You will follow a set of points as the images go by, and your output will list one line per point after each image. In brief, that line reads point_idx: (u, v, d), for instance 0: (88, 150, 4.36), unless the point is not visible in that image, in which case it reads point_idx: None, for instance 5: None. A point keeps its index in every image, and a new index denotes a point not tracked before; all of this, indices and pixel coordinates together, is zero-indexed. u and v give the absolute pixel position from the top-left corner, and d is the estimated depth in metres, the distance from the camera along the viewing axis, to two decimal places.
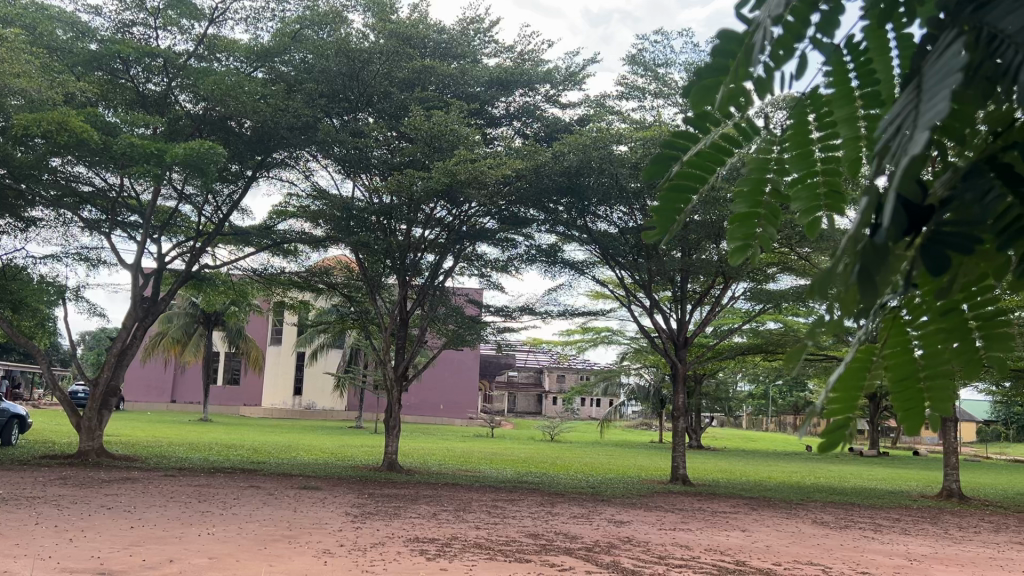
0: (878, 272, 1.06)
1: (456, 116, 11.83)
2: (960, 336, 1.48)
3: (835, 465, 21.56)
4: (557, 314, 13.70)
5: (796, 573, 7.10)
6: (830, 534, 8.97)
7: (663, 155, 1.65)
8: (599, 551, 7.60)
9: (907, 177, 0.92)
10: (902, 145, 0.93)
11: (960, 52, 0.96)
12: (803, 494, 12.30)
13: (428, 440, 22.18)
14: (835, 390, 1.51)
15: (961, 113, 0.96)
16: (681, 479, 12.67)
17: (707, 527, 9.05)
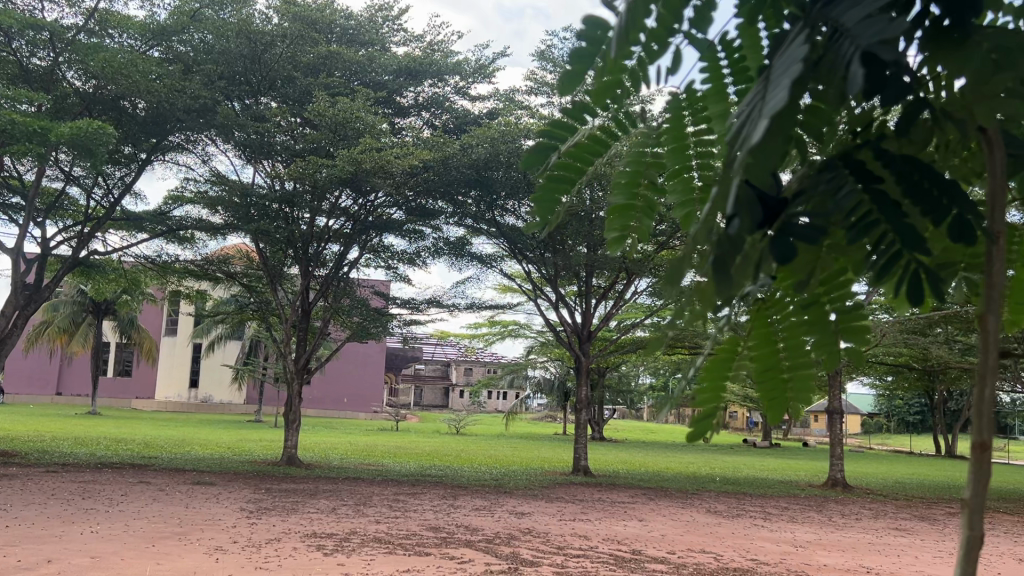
0: (734, 263, 1.09)
1: (361, 104, 11.74)
2: (820, 329, 1.53)
3: (730, 456, 22.35)
4: (464, 307, 13.66)
5: (688, 561, 7.31)
6: (722, 522, 9.28)
7: (543, 144, 1.68)
8: (499, 542, 7.63)
9: (754, 169, 0.95)
10: (743, 135, 0.95)
11: (809, 43, 0.99)
12: (698, 484, 12.68)
13: (330, 434, 21.86)
14: (705, 380, 1.57)
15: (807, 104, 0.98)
16: (582, 471, 12.87)
17: (606, 517, 9.21)
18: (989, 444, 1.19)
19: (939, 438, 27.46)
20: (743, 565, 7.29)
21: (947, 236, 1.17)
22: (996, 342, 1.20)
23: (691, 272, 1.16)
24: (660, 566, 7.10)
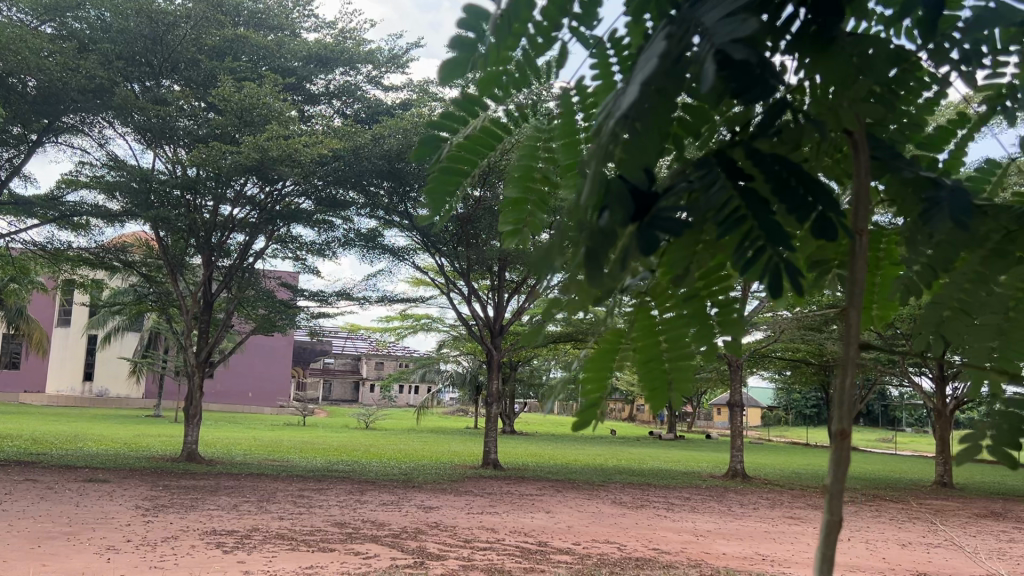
0: (604, 253, 1.11)
1: (269, 88, 11.53)
2: (701, 324, 1.55)
3: (637, 448, 22.85)
4: (375, 300, 13.52)
5: (592, 552, 7.42)
6: (626, 513, 9.48)
7: (434, 136, 1.58)
8: (405, 537, 7.58)
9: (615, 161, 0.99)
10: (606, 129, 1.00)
11: (666, 36, 1.03)
12: (605, 476, 12.91)
13: (234, 429, 21.29)
14: (589, 371, 1.64)
15: (667, 99, 1.02)
16: (492, 464, 12.92)
17: (513, 509, 9.28)
18: (847, 433, 1.25)
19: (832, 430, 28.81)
20: (646, 554, 7.47)
21: (811, 234, 1.20)
22: (855, 335, 1.26)
23: (562, 262, 1.18)
24: (566, 557, 7.19)
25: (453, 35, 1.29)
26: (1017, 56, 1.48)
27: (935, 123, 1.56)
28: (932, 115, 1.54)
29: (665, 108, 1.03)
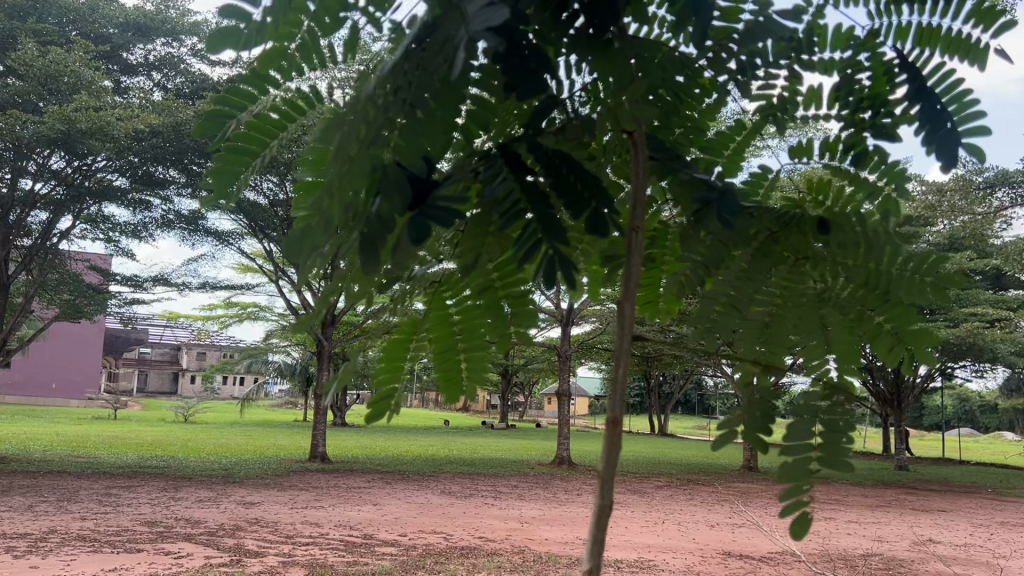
0: (380, 243, 1.06)
1: (78, 56, 10.72)
2: (495, 317, 1.55)
3: (468, 438, 23.13)
4: (197, 287, 12.86)
5: (418, 543, 7.42)
6: (454, 503, 9.54)
7: (218, 111, 1.48)
8: (222, 534, 7.26)
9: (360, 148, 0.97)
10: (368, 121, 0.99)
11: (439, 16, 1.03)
12: (435, 466, 12.96)
13: (33, 424, 19.59)
14: (382, 359, 1.60)
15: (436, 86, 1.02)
16: (319, 457, 12.65)
17: (340, 502, 9.12)
18: (619, 420, 1.32)
19: (654, 418, 30.35)
20: (471, 542, 7.55)
21: (585, 228, 1.23)
22: (629, 328, 1.34)
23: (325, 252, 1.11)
24: (391, 549, 7.14)
25: (220, 10, 1.20)
26: (789, 70, 1.58)
27: (716, 129, 1.65)
28: (713, 122, 1.63)
29: (443, 101, 1.05)
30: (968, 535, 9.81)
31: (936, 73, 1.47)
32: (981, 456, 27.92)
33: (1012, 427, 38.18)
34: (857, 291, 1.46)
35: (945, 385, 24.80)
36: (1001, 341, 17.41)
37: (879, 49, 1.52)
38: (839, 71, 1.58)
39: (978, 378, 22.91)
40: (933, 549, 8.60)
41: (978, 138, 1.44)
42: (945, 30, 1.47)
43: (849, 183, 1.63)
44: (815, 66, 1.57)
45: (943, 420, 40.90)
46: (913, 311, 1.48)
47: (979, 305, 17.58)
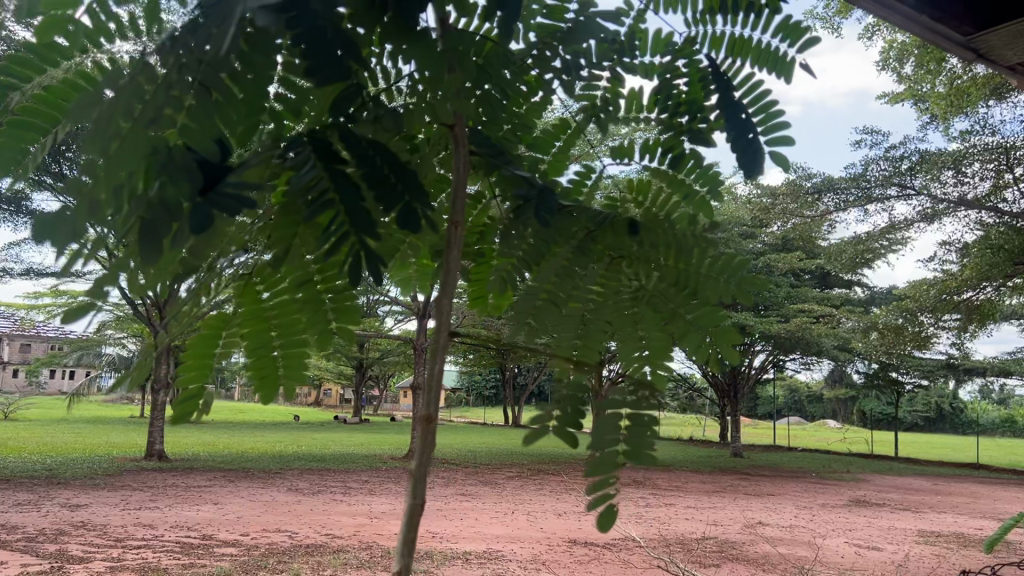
0: (161, 233, 0.97)
1: None
2: (314, 311, 1.49)
3: (318, 433, 22.62)
4: (20, 273, 11.89)
5: (261, 542, 7.18)
6: (301, 500, 9.29)
7: None
8: (42, 539, 6.75)
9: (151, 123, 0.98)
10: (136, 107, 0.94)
11: None
12: (282, 462, 12.59)
13: None
14: (186, 356, 1.50)
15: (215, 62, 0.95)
16: (157, 455, 12.01)
17: (177, 502, 8.69)
18: (434, 417, 1.29)
19: (508, 410, 30.77)
20: (316, 540, 7.37)
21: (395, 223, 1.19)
22: (446, 324, 1.32)
23: (100, 233, 1.03)
24: (231, 549, 6.87)
25: None
26: (611, 71, 1.63)
27: (543, 126, 1.67)
28: (539, 121, 1.64)
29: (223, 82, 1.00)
30: (793, 516, 10.53)
31: (745, 83, 1.56)
32: (808, 443, 30.15)
33: (836, 416, 41.39)
34: (668, 289, 1.52)
35: (777, 376, 26.52)
36: (826, 336, 18.81)
37: (696, 57, 1.59)
38: (660, 75, 1.63)
39: (806, 370, 24.65)
40: (761, 531, 9.18)
41: (781, 148, 1.53)
42: (756, 42, 1.54)
43: (667, 183, 1.71)
44: (637, 70, 1.63)
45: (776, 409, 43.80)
46: (721, 308, 1.55)
47: (807, 303, 18.95)
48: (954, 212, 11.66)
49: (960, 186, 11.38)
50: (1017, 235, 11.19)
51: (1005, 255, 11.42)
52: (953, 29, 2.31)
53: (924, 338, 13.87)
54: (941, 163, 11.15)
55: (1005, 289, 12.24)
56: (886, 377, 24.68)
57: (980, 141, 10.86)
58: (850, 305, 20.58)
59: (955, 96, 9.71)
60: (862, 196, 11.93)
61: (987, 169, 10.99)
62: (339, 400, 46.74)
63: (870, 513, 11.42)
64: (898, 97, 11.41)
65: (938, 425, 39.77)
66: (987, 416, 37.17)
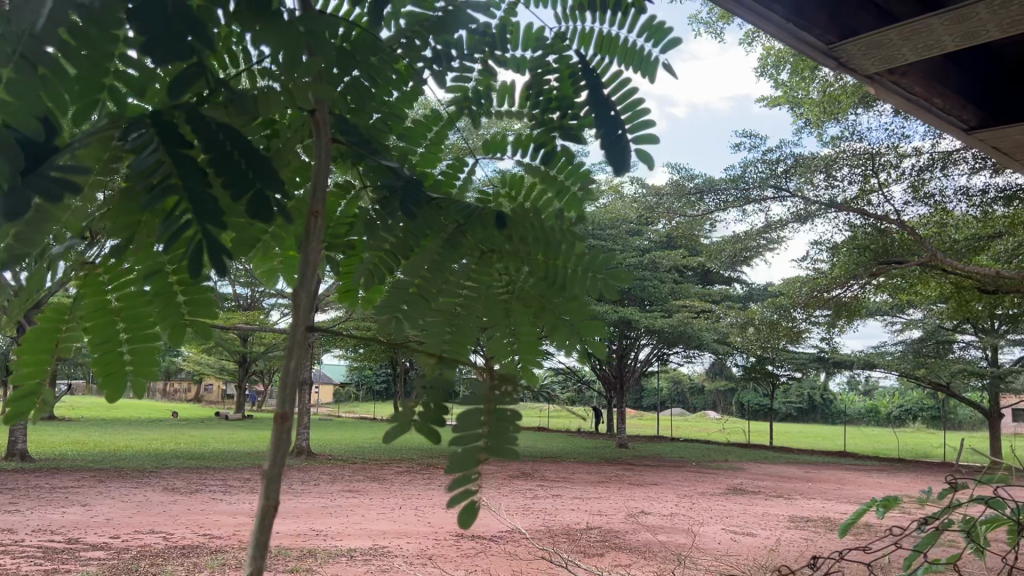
0: None
1: None
2: (164, 301, 1.42)
3: (197, 430, 21.72)
4: None
5: (132, 545, 6.84)
6: (177, 500, 8.92)
7: None
8: None
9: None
10: None
11: None
12: (158, 461, 12.04)
13: None
14: (23, 352, 1.44)
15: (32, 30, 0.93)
16: (18, 455, 11.27)
17: (40, 505, 8.17)
18: (290, 416, 1.23)
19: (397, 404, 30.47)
20: (193, 541, 7.08)
21: (247, 212, 1.13)
22: (303, 316, 1.27)
23: None
24: (98, 553, 6.51)
25: None
26: (482, 64, 1.62)
27: (412, 117, 1.64)
28: (409, 110, 1.61)
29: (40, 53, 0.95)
30: (674, 505, 10.89)
31: (614, 80, 1.59)
32: (689, 433, 31.23)
33: (715, 407, 43.02)
34: (537, 284, 1.52)
35: (661, 369, 27.34)
36: (707, 331, 19.51)
37: (566, 53, 1.60)
38: (531, 69, 1.64)
39: (689, 363, 25.53)
40: (643, 520, 9.44)
41: (646, 145, 1.56)
42: (622, 41, 1.57)
43: (539, 180, 1.71)
44: (507, 63, 1.63)
45: (660, 399, 45.15)
46: (587, 303, 1.57)
47: (689, 299, 19.60)
48: (825, 214, 12.29)
49: (830, 188, 11.99)
50: (880, 235, 11.91)
51: (869, 255, 12.13)
52: (817, 37, 2.40)
53: (796, 332, 14.57)
54: (814, 166, 11.72)
55: (869, 287, 12.98)
56: (763, 370, 25.84)
57: (849, 147, 11.52)
58: (730, 301, 21.41)
59: (827, 103, 10.24)
60: (740, 197, 12.40)
61: (855, 173, 11.63)
62: (221, 396, 45.12)
63: (745, 500, 11.95)
64: (775, 101, 11.93)
65: (808, 416, 41.93)
66: (852, 406, 39.46)
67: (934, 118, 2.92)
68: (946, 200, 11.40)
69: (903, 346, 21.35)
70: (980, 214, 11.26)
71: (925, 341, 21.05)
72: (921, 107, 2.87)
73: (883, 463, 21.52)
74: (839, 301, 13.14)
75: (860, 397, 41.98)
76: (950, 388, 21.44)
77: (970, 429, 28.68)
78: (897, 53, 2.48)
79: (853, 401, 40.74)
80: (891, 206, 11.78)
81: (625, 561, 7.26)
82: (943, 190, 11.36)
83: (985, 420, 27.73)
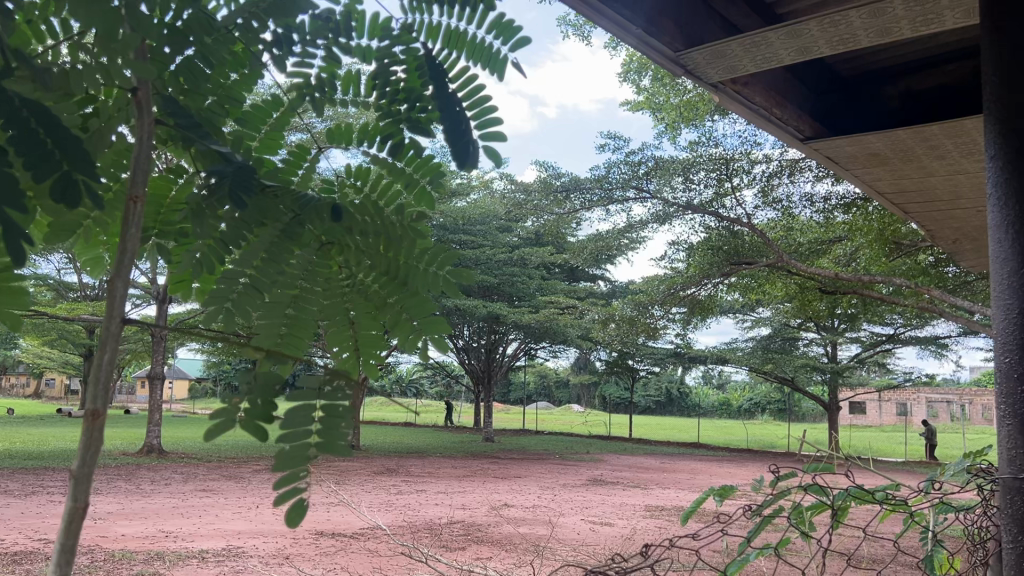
0: None
1: None
2: None
3: (34, 429, 20.24)
4: None
5: None
6: (10, 503, 8.29)
7: None
8: None
9: None
10: None
11: None
12: None
13: None
14: None
15: None
16: None
17: None
18: (101, 413, 1.16)
19: None
20: (26, 547, 6.60)
21: (52, 196, 1.06)
22: (119, 308, 1.19)
23: None
24: None
25: None
26: (327, 52, 1.58)
27: (250, 102, 1.57)
28: (248, 94, 1.54)
29: None
30: (536, 497, 11.10)
31: (460, 76, 1.59)
32: (554, 427, 31.90)
33: (579, 400, 44.18)
34: (378, 280, 1.50)
35: (528, 364, 27.77)
36: (571, 326, 19.97)
37: (412, 45, 1.58)
38: (377, 60, 1.61)
39: (554, 357, 26.07)
40: (505, 512, 9.56)
41: (492, 142, 1.57)
42: (469, 37, 1.58)
43: (387, 173, 1.68)
44: (353, 53, 1.60)
45: (526, 393, 45.90)
46: (429, 300, 1.56)
47: (556, 296, 20.00)
48: (682, 215, 12.82)
49: (688, 191, 12.51)
50: (732, 237, 12.51)
51: (722, 256, 12.72)
52: (667, 45, 2.49)
53: (654, 328, 15.15)
54: (672, 169, 12.21)
55: (721, 286, 13.65)
56: (625, 364, 26.72)
57: (706, 152, 12.06)
58: (594, 297, 22.04)
59: (685, 108, 10.66)
60: (604, 197, 12.77)
61: (711, 177, 12.19)
62: (63, 391, 42.22)
63: (605, 491, 12.35)
64: (637, 105, 12.35)
65: (667, 409, 43.79)
66: (707, 399, 41.40)
67: (775, 126, 3.08)
68: (792, 205, 12.16)
69: (753, 342, 22.65)
70: (822, 219, 12.08)
71: (772, 338, 22.38)
72: (763, 116, 3.01)
73: (732, 453, 22.76)
74: (694, 298, 13.75)
75: (714, 391, 44.12)
76: (795, 382, 22.90)
77: (811, 420, 30.76)
78: (738, 64, 2.61)
79: (707, 394, 42.86)
80: (743, 209, 12.41)
81: (486, 554, 7.33)
82: (790, 196, 12.05)
83: (824, 411, 29.77)
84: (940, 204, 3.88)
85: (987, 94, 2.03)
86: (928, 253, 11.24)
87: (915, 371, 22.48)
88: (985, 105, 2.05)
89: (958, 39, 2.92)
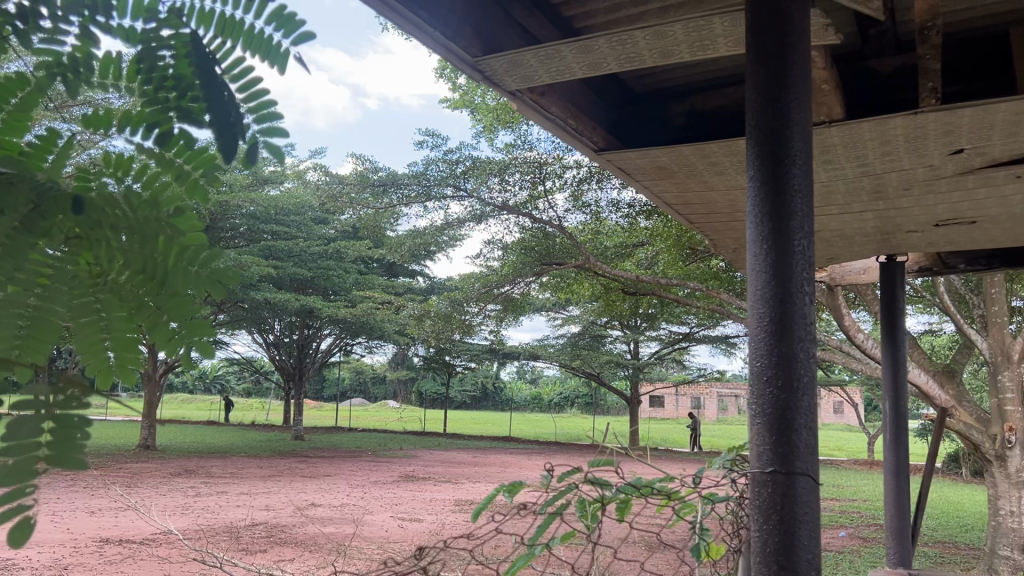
0: None
1: None
2: None
3: None
4: None
5: None
6: None
7: None
8: None
9: None
10: None
11: None
12: None
13: None
14: None
15: None
16: None
17: None
18: None
19: None
20: None
21: None
22: None
23: None
24: None
25: None
26: (81, 28, 1.45)
27: None
28: None
29: None
30: (345, 495, 10.93)
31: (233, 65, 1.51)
32: (369, 423, 31.53)
33: (395, 396, 44.01)
34: (133, 279, 1.36)
35: (343, 359, 27.27)
36: (387, 321, 19.83)
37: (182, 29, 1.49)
38: (142, 43, 1.49)
39: (371, 352, 25.79)
40: (311, 513, 9.31)
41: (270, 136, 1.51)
42: (246, 26, 1.51)
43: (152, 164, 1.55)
44: (115, 33, 1.48)
45: (341, 389, 45.14)
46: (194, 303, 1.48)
47: (372, 291, 19.71)
48: (497, 215, 13.04)
49: (504, 193, 12.64)
50: (544, 237, 12.85)
51: (534, 256, 13.04)
52: (463, 50, 2.53)
53: (468, 325, 15.35)
54: (489, 169, 12.28)
55: (531, 284, 14.00)
56: (441, 360, 26.91)
57: (521, 154, 12.19)
58: (410, 292, 21.94)
59: (502, 110, 10.84)
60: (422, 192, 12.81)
61: (525, 180, 12.44)
62: None
63: (415, 487, 12.34)
64: (456, 104, 12.44)
65: (482, 404, 44.57)
66: (520, 394, 42.58)
67: (572, 138, 3.19)
68: (600, 209, 12.75)
69: (564, 339, 23.51)
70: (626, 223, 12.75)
71: (581, 335, 23.37)
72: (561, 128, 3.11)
73: (542, 446, 23.53)
74: (508, 296, 14.09)
75: (527, 386, 45.34)
76: (600, 377, 24.00)
77: (615, 413, 32.34)
78: (533, 74, 2.69)
79: (520, 389, 44.06)
80: (554, 212, 12.79)
81: (287, 556, 7.12)
82: (598, 200, 12.59)
83: (627, 405, 31.47)
84: (720, 216, 4.19)
85: (752, 117, 2.20)
86: (719, 259, 12.16)
87: (707, 368, 24.27)
88: (749, 128, 2.21)
89: (732, 63, 3.18)
